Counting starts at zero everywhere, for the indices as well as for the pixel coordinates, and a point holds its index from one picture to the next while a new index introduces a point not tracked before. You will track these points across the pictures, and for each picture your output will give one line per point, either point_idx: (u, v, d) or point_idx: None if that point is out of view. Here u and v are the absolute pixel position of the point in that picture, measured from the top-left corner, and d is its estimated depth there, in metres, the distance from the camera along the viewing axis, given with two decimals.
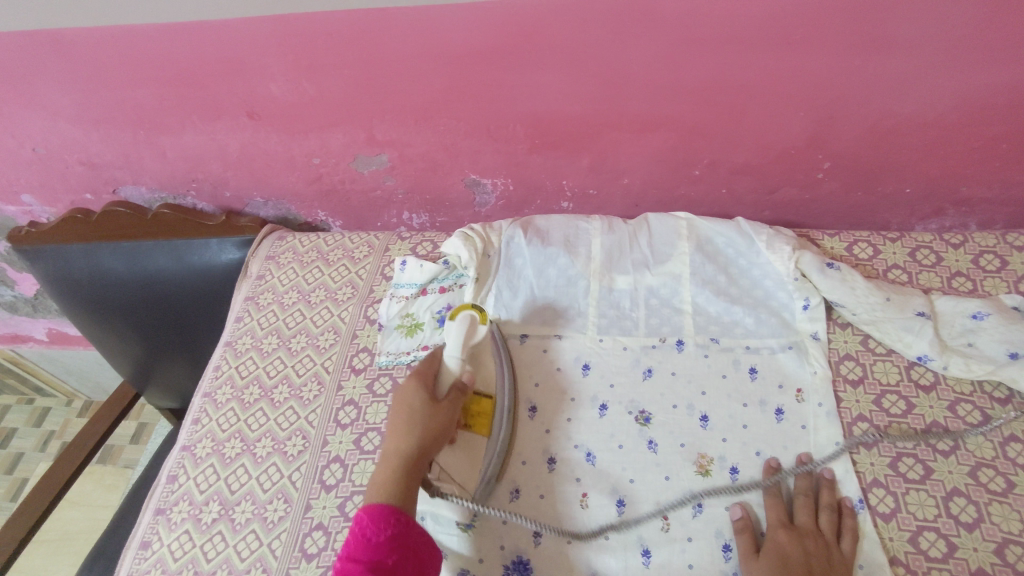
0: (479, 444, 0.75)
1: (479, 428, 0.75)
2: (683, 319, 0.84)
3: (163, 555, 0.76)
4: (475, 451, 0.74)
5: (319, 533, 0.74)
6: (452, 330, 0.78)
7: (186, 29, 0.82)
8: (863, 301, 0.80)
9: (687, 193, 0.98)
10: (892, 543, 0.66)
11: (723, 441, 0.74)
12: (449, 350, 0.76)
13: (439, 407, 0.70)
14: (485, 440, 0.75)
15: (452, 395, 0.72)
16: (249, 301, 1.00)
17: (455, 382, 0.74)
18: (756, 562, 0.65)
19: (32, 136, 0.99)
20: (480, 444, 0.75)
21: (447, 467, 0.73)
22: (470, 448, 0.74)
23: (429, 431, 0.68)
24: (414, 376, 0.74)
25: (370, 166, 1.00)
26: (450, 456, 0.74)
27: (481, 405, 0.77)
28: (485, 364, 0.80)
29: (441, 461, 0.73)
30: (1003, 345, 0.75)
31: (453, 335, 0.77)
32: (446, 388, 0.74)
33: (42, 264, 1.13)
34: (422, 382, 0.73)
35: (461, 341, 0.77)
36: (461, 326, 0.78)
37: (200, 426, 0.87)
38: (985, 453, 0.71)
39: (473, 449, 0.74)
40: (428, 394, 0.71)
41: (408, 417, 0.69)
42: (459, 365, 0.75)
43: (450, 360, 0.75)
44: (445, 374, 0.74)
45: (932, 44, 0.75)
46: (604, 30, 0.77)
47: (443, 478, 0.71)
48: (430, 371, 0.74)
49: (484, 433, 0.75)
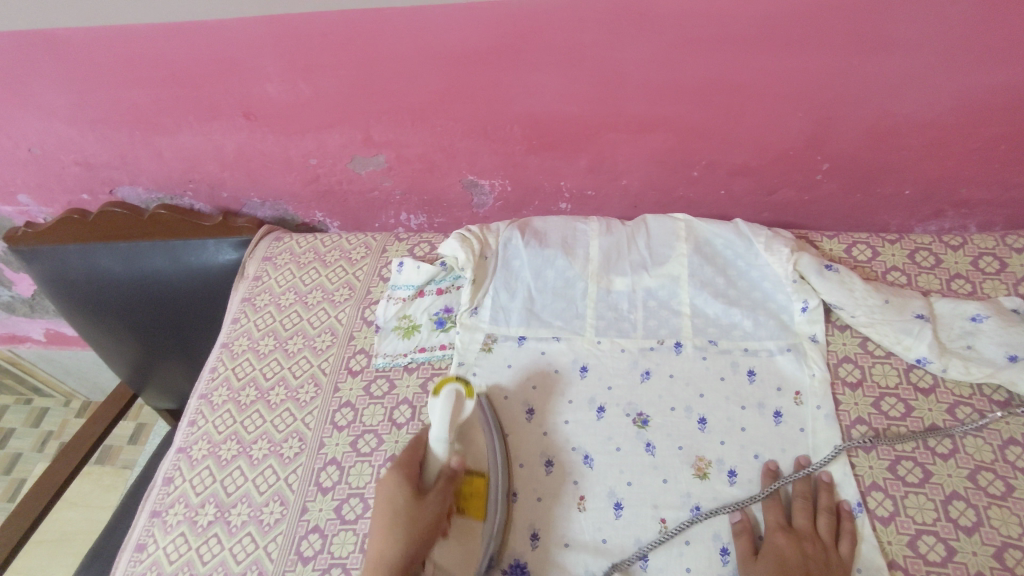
0: (475, 530, 0.70)
1: (472, 512, 0.71)
2: (681, 321, 0.83)
3: (158, 557, 0.76)
4: (471, 540, 0.70)
5: (315, 535, 0.73)
6: (436, 407, 0.71)
7: (182, 29, 0.81)
8: (861, 303, 0.80)
9: (685, 194, 0.97)
10: (891, 547, 0.66)
11: (721, 444, 0.74)
12: (435, 433, 0.70)
13: (424, 502, 0.67)
14: (481, 525, 0.71)
15: (439, 483, 0.69)
16: (246, 302, 1.00)
17: (444, 469, 0.70)
18: (754, 564, 0.64)
19: (28, 136, 0.99)
20: (475, 529, 0.70)
21: (442, 564, 0.68)
22: (466, 534, 0.70)
23: (416, 535, 0.64)
24: (397, 474, 0.69)
25: (367, 167, 0.99)
26: (444, 551, 0.69)
27: (474, 484, 0.73)
28: (475, 442, 0.76)
29: (433, 558, 0.68)
30: (1002, 348, 0.75)
31: (437, 412, 0.70)
32: (435, 474, 0.70)
33: (38, 264, 1.12)
34: (408, 484, 0.68)
35: (449, 424, 0.70)
36: (447, 403, 0.70)
37: (196, 428, 0.87)
38: (985, 456, 0.70)
39: (468, 539, 0.70)
40: (409, 492, 0.67)
41: (389, 524, 0.65)
42: (446, 450, 0.70)
43: (438, 445, 0.70)
44: (431, 460, 0.70)
45: (931, 46, 0.75)
46: (601, 30, 0.77)
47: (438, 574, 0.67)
48: (413, 460, 0.71)
49: (478, 517, 0.71)
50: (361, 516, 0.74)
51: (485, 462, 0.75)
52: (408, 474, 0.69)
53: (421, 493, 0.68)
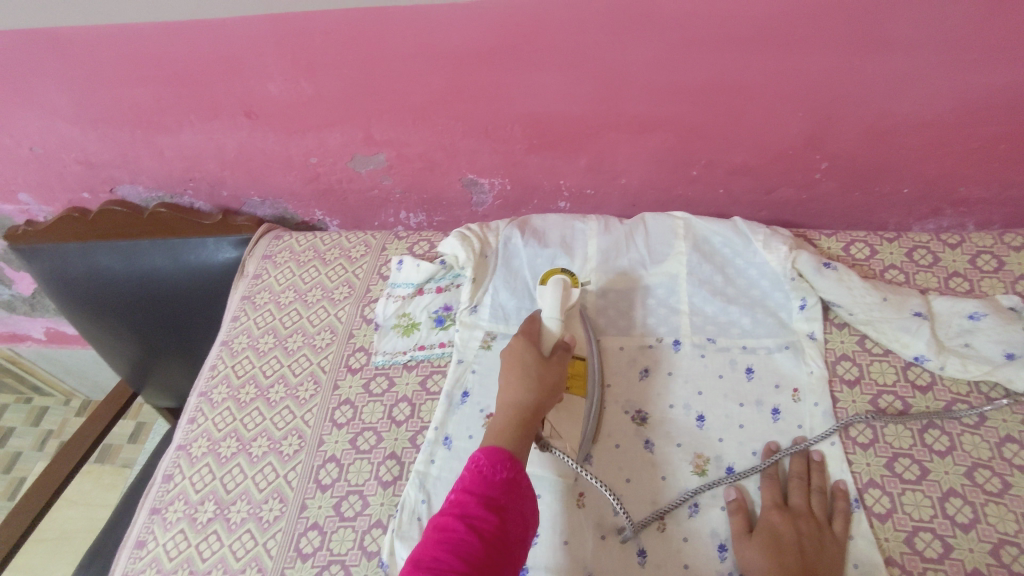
0: (580, 404, 0.73)
1: (576, 389, 0.74)
2: (680, 319, 0.83)
3: (158, 555, 0.76)
4: (576, 408, 0.73)
5: (314, 533, 0.74)
6: (547, 295, 0.77)
7: (183, 28, 0.82)
8: (860, 300, 0.80)
9: (684, 193, 0.98)
10: (888, 544, 0.66)
11: (720, 441, 0.74)
12: (546, 313, 0.75)
13: (549, 364, 0.69)
14: (584, 402, 0.74)
15: (560, 352, 0.71)
16: (245, 300, 1.00)
17: (559, 342, 0.73)
18: (749, 542, 0.65)
19: (28, 135, 0.99)
20: (579, 404, 0.74)
21: (556, 427, 0.71)
22: (571, 408, 0.73)
23: (544, 385, 0.66)
24: (521, 333, 0.72)
25: (367, 165, 1.00)
26: (557, 416, 0.71)
27: (575, 366, 0.76)
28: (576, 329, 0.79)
29: (552, 423, 0.71)
30: (1000, 346, 0.75)
31: (549, 296, 0.76)
32: (550, 346, 0.73)
33: (39, 262, 1.13)
34: (529, 340, 0.71)
35: (558, 304, 0.76)
36: (557, 291, 0.77)
37: (196, 426, 0.87)
38: (982, 453, 0.71)
39: (575, 410, 0.73)
40: (536, 352, 0.70)
41: (520, 370, 0.67)
42: (558, 326, 0.74)
43: (550, 321, 0.74)
44: (547, 335, 0.73)
45: (929, 45, 0.75)
46: (601, 29, 0.77)
47: (555, 437, 0.70)
48: (532, 331, 0.73)
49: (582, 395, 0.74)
50: (360, 513, 0.74)
51: (585, 351, 0.79)
52: (532, 346, 0.70)
53: (545, 357, 0.70)
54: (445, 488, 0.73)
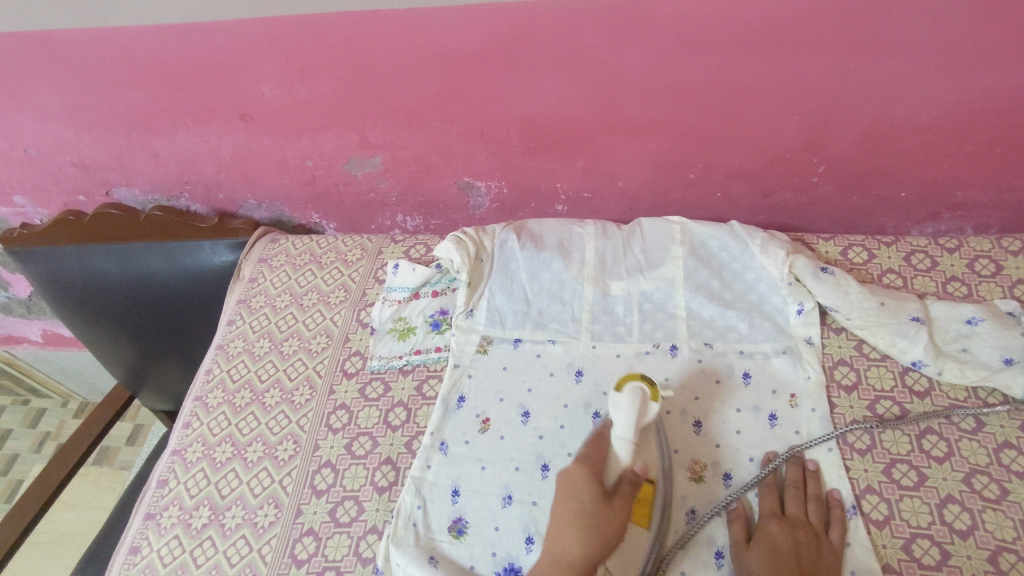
0: (640, 540, 0.67)
1: (639, 518, 0.68)
2: (677, 324, 0.83)
3: (152, 560, 0.76)
4: (635, 540, 0.67)
5: (309, 539, 0.73)
6: (622, 404, 0.68)
7: (178, 31, 0.81)
8: (857, 304, 0.80)
9: (681, 197, 0.97)
10: (886, 551, 0.66)
11: (717, 447, 0.74)
12: (618, 430, 0.67)
13: (611, 504, 0.63)
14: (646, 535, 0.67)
15: (623, 488, 0.64)
16: (241, 304, 1.00)
17: (626, 471, 0.66)
18: (746, 551, 0.65)
19: (23, 138, 0.99)
20: (640, 539, 0.67)
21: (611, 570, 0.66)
22: (630, 546, 0.67)
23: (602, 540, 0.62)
24: (582, 461, 0.66)
25: (363, 169, 0.99)
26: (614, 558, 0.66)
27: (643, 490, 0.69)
28: (647, 445, 0.73)
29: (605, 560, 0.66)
30: (998, 352, 0.75)
31: (623, 412, 0.67)
32: (615, 478, 0.66)
33: (34, 265, 1.12)
34: (592, 468, 0.65)
35: (632, 421, 0.67)
36: (633, 400, 0.68)
37: (191, 430, 0.87)
38: (980, 459, 0.70)
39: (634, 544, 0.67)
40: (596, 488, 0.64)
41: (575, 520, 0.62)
42: (629, 451, 0.66)
43: (619, 445, 0.66)
44: (614, 461, 0.66)
45: (925, 48, 0.75)
46: (597, 33, 0.77)
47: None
48: (599, 456, 0.67)
49: (642, 526, 0.68)
50: (356, 518, 0.74)
51: (654, 470, 0.71)
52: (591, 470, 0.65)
53: (607, 495, 0.64)
54: (441, 494, 0.73)
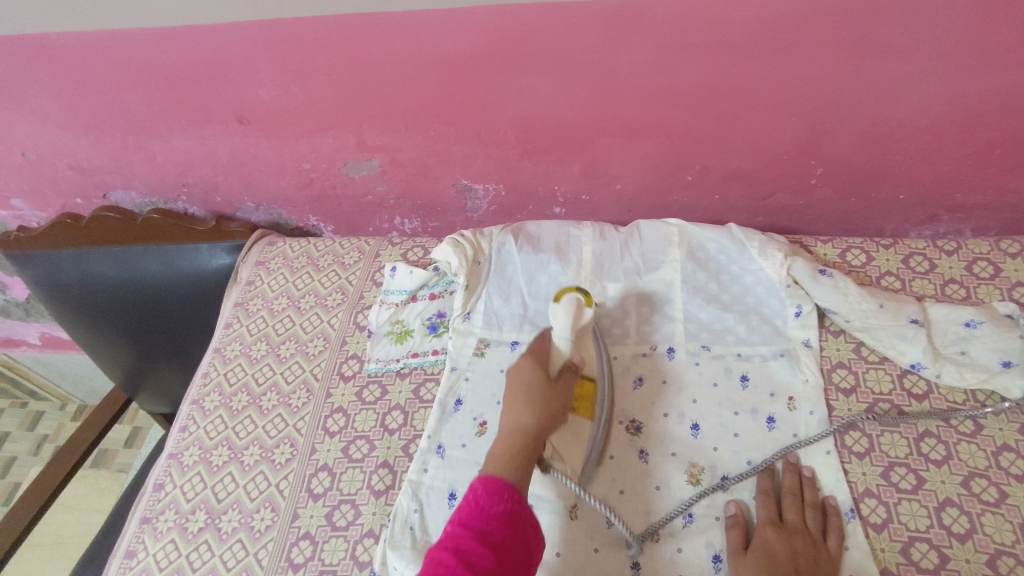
0: (586, 424, 0.73)
1: (582, 411, 0.74)
2: (675, 327, 0.83)
3: (148, 565, 0.75)
4: (582, 432, 0.73)
5: (306, 543, 0.73)
6: (559, 313, 0.76)
7: (174, 34, 0.81)
8: (856, 307, 0.79)
9: (679, 199, 0.97)
10: (884, 554, 0.66)
11: (714, 450, 0.73)
12: (557, 331, 0.75)
13: (555, 388, 0.69)
14: (590, 423, 0.74)
15: (566, 376, 0.71)
16: (238, 307, 0.99)
17: (567, 360, 0.73)
18: (743, 557, 0.65)
19: (20, 141, 0.99)
20: (585, 425, 0.73)
21: (558, 448, 0.71)
22: (577, 433, 0.73)
23: (550, 407, 0.67)
24: (527, 354, 0.72)
25: (361, 171, 0.99)
26: (560, 438, 0.72)
27: (584, 386, 0.76)
28: (586, 347, 0.78)
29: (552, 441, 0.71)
30: (996, 354, 0.75)
31: (561, 316, 0.75)
32: (558, 367, 0.72)
33: (31, 269, 1.12)
34: (537, 360, 0.71)
35: (570, 321, 0.75)
36: (568, 308, 0.76)
37: (187, 434, 0.86)
38: (978, 462, 0.70)
39: (580, 430, 0.73)
40: (541, 373, 0.70)
41: (527, 396, 0.67)
42: (569, 346, 0.74)
43: (560, 341, 0.74)
44: (556, 352, 0.73)
45: (923, 50, 0.75)
46: (594, 35, 0.76)
47: (555, 459, 0.71)
48: (542, 349, 0.73)
49: (587, 416, 0.74)
50: (352, 522, 0.74)
51: (593, 369, 0.78)
52: (538, 363, 0.71)
53: (551, 378, 0.70)
54: (438, 499, 0.72)
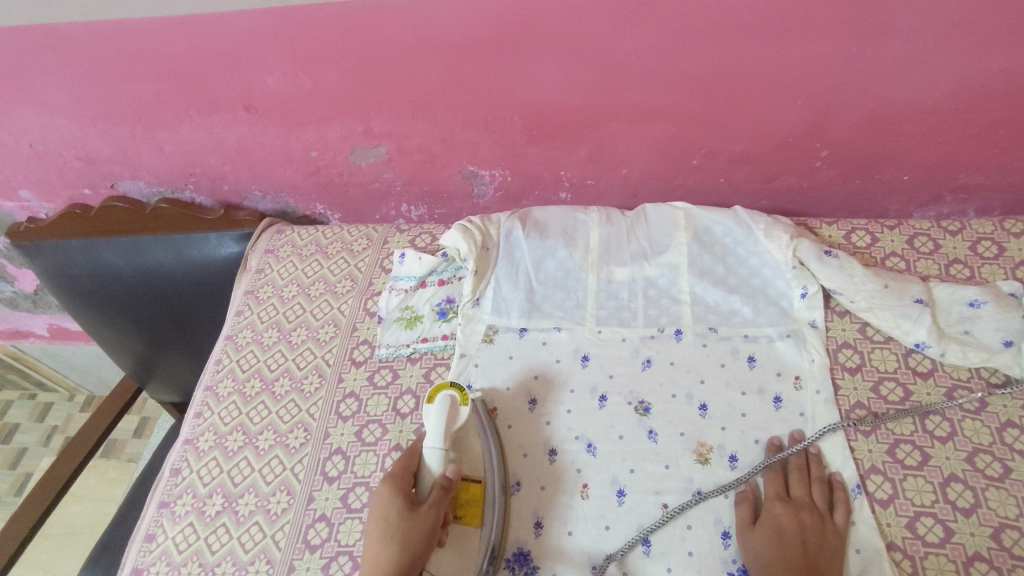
0: (472, 535, 0.71)
1: (468, 518, 0.72)
2: (682, 309, 0.84)
3: (168, 547, 0.77)
4: (467, 544, 0.70)
5: (322, 524, 0.75)
6: (431, 414, 0.75)
7: (181, 23, 0.81)
8: (861, 288, 0.80)
9: (685, 182, 0.98)
10: (890, 529, 0.67)
11: (723, 430, 0.74)
12: (427, 442, 0.73)
13: (417, 512, 0.67)
14: (477, 533, 0.71)
15: (433, 493, 0.69)
16: (249, 295, 1.00)
17: (438, 480, 0.71)
18: (751, 532, 0.66)
19: (28, 132, 0.99)
20: (472, 539, 0.70)
21: (439, 573, 0.69)
22: (461, 542, 0.70)
23: (406, 543, 0.65)
24: (389, 479, 0.71)
25: (367, 158, 1.00)
26: (439, 558, 0.69)
27: (469, 490, 0.73)
28: (470, 446, 0.76)
29: (431, 569, 0.69)
30: (999, 334, 0.76)
31: (432, 422, 0.74)
32: (428, 486, 0.72)
33: (41, 260, 1.13)
34: (397, 486, 0.70)
35: (442, 430, 0.73)
36: (442, 409, 0.75)
37: (201, 420, 0.87)
38: (982, 438, 0.71)
39: (465, 543, 0.70)
40: (400, 504, 0.68)
41: (383, 529, 0.66)
42: (439, 458, 0.72)
43: (429, 453, 0.73)
44: (425, 472, 0.72)
45: (930, 30, 0.75)
46: (601, 20, 0.77)
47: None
48: (406, 476, 0.72)
49: (475, 526, 0.71)
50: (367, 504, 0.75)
51: (481, 469, 0.75)
52: (401, 488, 0.70)
53: (412, 504, 0.68)
54: None
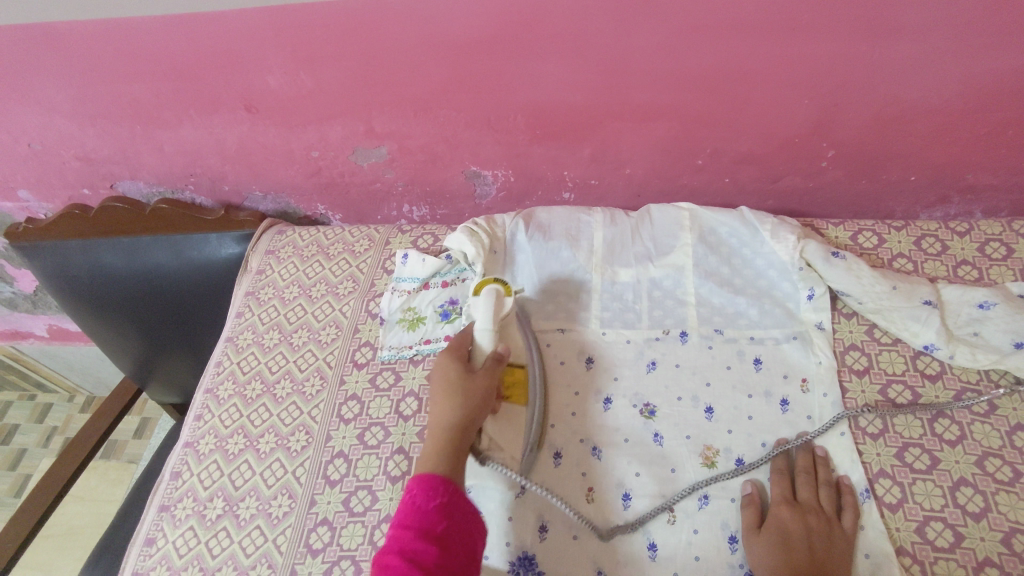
0: (522, 413, 0.74)
1: (515, 398, 0.74)
2: (687, 311, 0.83)
3: (168, 551, 0.76)
4: (517, 420, 0.73)
5: (324, 528, 0.74)
6: (479, 305, 0.76)
7: (181, 21, 0.81)
8: (870, 289, 0.79)
9: (690, 183, 0.97)
10: (899, 534, 0.66)
11: (729, 433, 0.74)
12: (478, 326, 0.74)
13: (475, 375, 0.68)
14: (526, 410, 0.74)
15: (488, 364, 0.70)
16: (249, 296, 0.99)
17: (490, 354, 0.71)
18: (758, 536, 0.65)
19: (27, 132, 0.98)
20: (519, 413, 0.74)
21: (495, 437, 0.71)
22: (513, 419, 0.73)
23: (472, 399, 0.66)
24: (447, 350, 0.71)
25: (369, 158, 0.99)
26: (495, 425, 0.72)
27: (514, 374, 0.76)
28: (511, 335, 0.78)
29: (488, 432, 0.71)
30: (1008, 335, 0.75)
31: (482, 310, 0.75)
32: (482, 361, 0.71)
33: (40, 261, 1.12)
34: (456, 356, 0.71)
35: (490, 315, 0.75)
36: (489, 300, 0.76)
37: (202, 423, 0.87)
38: (992, 442, 0.70)
39: (517, 419, 0.73)
40: (460, 367, 0.69)
41: (447, 394, 0.67)
42: (491, 338, 0.73)
43: (483, 335, 0.73)
44: (478, 350, 0.72)
45: (938, 28, 0.74)
46: (605, 18, 0.76)
47: (493, 448, 0.70)
48: (461, 347, 0.72)
49: (523, 403, 0.75)
50: (369, 508, 0.74)
51: (519, 338, 0.79)
52: (457, 357, 0.70)
53: (470, 370, 0.69)
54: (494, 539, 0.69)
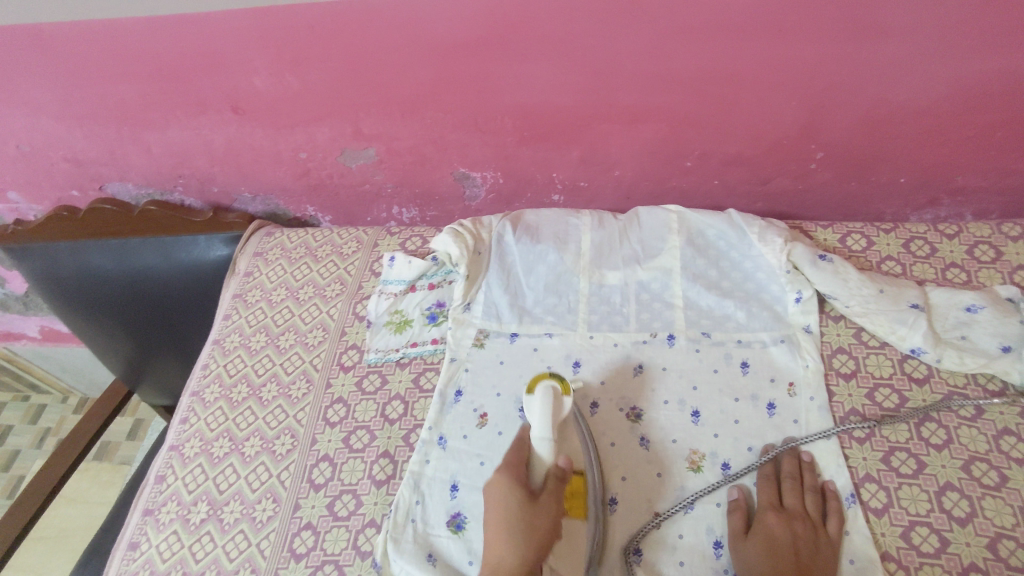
0: (578, 464, 0.70)
1: (576, 508, 0.67)
2: (675, 314, 0.83)
3: (151, 555, 0.76)
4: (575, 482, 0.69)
5: (307, 533, 0.73)
6: (536, 406, 0.69)
7: (167, 23, 0.80)
8: (856, 292, 0.79)
9: (678, 185, 0.96)
10: (884, 539, 0.66)
11: (715, 437, 0.73)
12: (536, 431, 0.67)
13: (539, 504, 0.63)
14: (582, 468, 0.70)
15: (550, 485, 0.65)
16: (237, 298, 0.99)
17: (551, 469, 0.66)
18: (743, 543, 0.65)
19: (15, 133, 0.98)
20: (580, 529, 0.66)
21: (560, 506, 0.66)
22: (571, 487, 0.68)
23: (535, 539, 0.61)
24: (503, 472, 0.66)
25: (358, 160, 0.98)
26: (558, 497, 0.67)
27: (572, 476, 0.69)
28: (568, 434, 0.71)
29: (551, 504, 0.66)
30: (996, 339, 0.75)
31: (537, 414, 0.68)
32: (542, 475, 0.66)
33: (29, 262, 1.12)
34: (514, 479, 0.65)
35: (549, 419, 0.68)
36: (546, 401, 0.69)
37: (188, 426, 0.86)
38: (979, 446, 0.70)
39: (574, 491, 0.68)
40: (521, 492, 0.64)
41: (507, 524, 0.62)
42: (550, 450, 0.66)
43: (540, 444, 0.67)
44: (536, 460, 0.66)
45: (925, 30, 0.74)
46: (591, 20, 0.75)
47: (559, 525, 0.65)
48: (519, 461, 0.67)
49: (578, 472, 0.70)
50: (353, 512, 0.74)
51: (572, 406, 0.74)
52: (517, 479, 0.65)
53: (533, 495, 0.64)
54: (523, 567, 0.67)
